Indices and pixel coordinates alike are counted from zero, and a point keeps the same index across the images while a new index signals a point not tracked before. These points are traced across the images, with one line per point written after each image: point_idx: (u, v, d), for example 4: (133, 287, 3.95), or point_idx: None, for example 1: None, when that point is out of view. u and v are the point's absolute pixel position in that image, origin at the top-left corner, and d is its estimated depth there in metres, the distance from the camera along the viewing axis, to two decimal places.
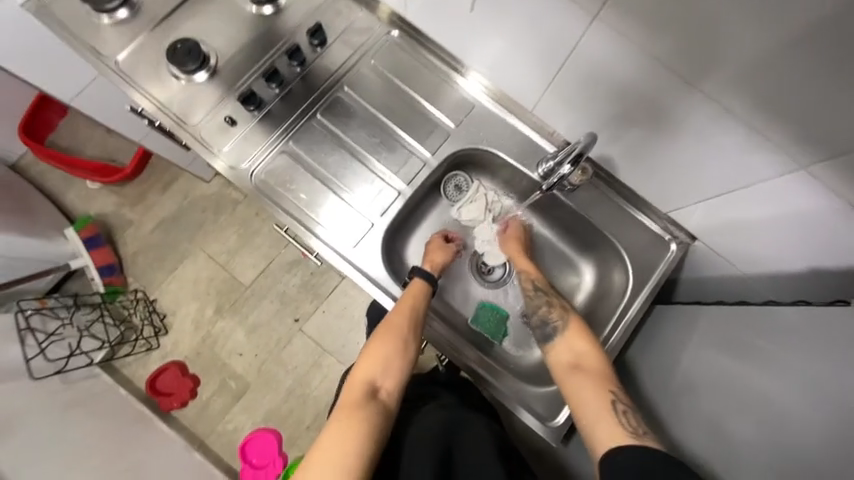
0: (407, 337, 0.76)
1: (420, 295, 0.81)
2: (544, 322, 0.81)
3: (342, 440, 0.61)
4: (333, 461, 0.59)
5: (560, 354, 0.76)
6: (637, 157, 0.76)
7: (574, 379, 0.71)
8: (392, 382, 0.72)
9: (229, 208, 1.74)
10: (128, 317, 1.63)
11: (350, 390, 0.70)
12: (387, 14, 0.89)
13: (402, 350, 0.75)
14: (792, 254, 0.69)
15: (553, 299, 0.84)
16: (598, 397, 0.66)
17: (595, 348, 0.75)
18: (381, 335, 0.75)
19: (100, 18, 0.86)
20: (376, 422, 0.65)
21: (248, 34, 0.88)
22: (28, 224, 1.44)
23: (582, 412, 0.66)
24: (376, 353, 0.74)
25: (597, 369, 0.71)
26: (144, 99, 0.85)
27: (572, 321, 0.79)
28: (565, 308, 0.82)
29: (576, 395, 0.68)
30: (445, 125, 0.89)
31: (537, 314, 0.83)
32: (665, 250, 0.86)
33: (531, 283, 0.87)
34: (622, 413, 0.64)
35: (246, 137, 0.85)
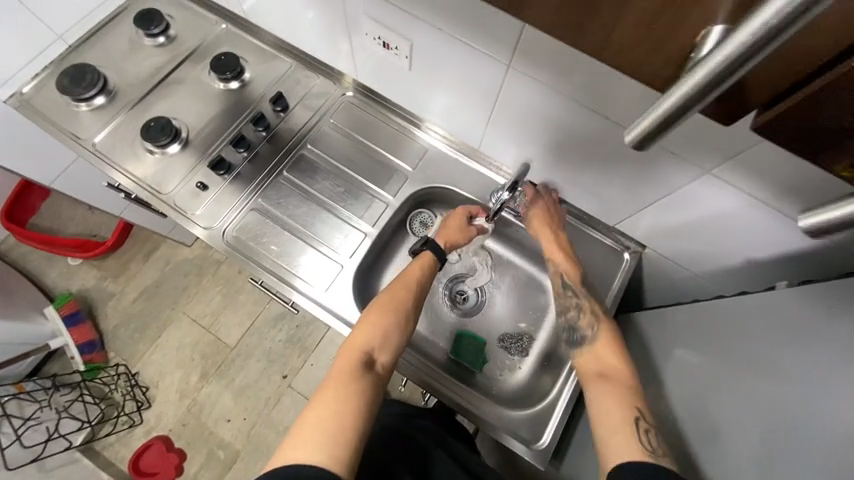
0: (407, 313, 0.79)
1: (426, 272, 0.84)
2: (571, 328, 0.80)
3: (336, 408, 0.64)
4: (326, 426, 0.62)
5: (588, 361, 0.75)
6: (575, 178, 0.83)
7: (600, 388, 0.70)
8: (388, 354, 0.75)
9: (211, 270, 1.76)
10: (109, 393, 1.58)
11: (346, 355, 0.72)
12: (350, 83, 0.99)
13: (402, 325, 0.77)
14: (726, 250, 0.74)
15: (587, 303, 0.81)
16: (621, 412, 0.65)
17: (623, 357, 0.73)
18: (383, 306, 0.77)
19: (79, 106, 0.95)
20: (369, 392, 0.68)
21: (215, 107, 0.97)
22: (6, 307, 1.44)
23: (601, 423, 0.66)
24: (377, 322, 0.75)
25: (624, 382, 0.70)
26: (121, 174, 0.91)
27: (602, 337, 0.76)
28: (604, 323, 0.78)
29: (599, 410, 0.67)
30: (403, 169, 0.97)
31: (568, 315, 0.82)
32: (621, 260, 0.91)
33: (559, 280, 0.84)
34: (643, 432, 0.63)
35: (217, 198, 0.91)
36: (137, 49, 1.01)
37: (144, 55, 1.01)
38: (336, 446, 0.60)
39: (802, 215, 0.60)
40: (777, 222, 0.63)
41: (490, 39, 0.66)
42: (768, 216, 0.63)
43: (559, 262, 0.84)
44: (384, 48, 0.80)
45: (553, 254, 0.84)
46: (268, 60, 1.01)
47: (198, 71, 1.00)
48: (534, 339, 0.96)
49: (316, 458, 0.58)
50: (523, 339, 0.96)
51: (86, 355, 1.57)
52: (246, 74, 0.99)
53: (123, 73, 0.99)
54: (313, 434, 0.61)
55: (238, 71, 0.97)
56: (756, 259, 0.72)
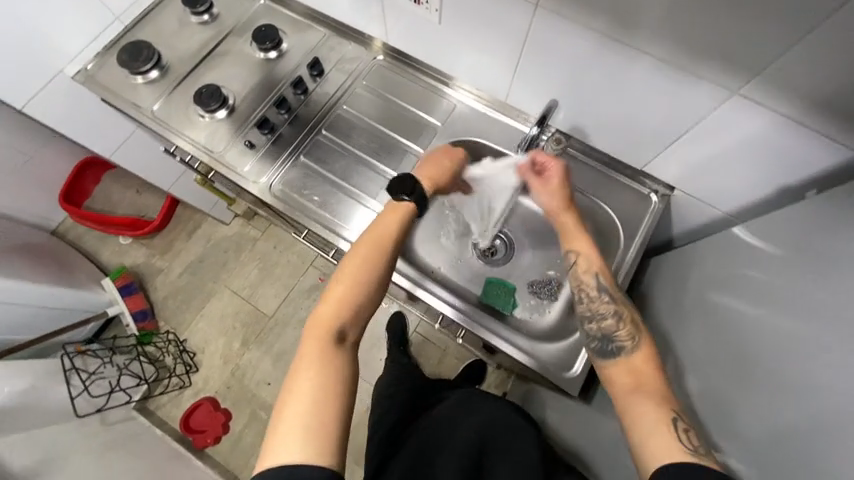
0: (378, 278, 0.72)
1: (395, 226, 0.76)
2: (604, 337, 0.69)
3: (315, 395, 0.59)
4: (308, 418, 0.57)
5: (615, 371, 0.66)
6: (602, 120, 0.86)
7: (635, 400, 0.61)
8: (360, 324, 0.69)
9: (248, 245, 1.87)
10: (160, 357, 1.71)
11: (315, 333, 0.66)
12: (379, 47, 1.05)
13: (371, 289, 0.71)
14: (756, 179, 0.76)
15: (622, 309, 0.71)
16: (657, 414, 0.58)
17: (653, 360, 0.65)
18: (347, 275, 0.70)
19: (136, 78, 1.04)
20: (347, 370, 0.63)
21: (257, 75, 1.05)
22: (69, 278, 1.58)
23: (634, 424, 0.59)
24: (343, 292, 0.69)
25: (656, 387, 0.62)
26: (177, 137, 1.00)
27: (643, 341, 0.67)
28: (635, 325, 0.69)
29: (636, 414, 0.59)
30: (433, 124, 1.02)
31: (597, 322, 0.71)
32: (648, 203, 0.94)
33: (593, 279, 0.73)
34: (682, 431, 0.57)
35: (263, 156, 0.98)
36: (185, 27, 1.10)
37: (191, 32, 1.10)
38: (325, 435, 0.56)
39: (831, 129, 0.61)
40: (807, 139, 0.65)
41: None
42: (797, 136, 0.65)
43: (580, 249, 0.76)
44: (415, 3, 0.85)
45: (571, 241, 0.78)
46: (303, 31, 1.08)
47: (240, 43, 1.08)
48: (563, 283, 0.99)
49: (303, 458, 0.53)
50: (551, 283, 1.00)
51: (140, 323, 1.70)
52: (283, 44, 1.06)
53: (174, 48, 1.08)
54: (296, 432, 0.55)
55: (276, 41, 1.04)
56: (786, 186, 0.73)
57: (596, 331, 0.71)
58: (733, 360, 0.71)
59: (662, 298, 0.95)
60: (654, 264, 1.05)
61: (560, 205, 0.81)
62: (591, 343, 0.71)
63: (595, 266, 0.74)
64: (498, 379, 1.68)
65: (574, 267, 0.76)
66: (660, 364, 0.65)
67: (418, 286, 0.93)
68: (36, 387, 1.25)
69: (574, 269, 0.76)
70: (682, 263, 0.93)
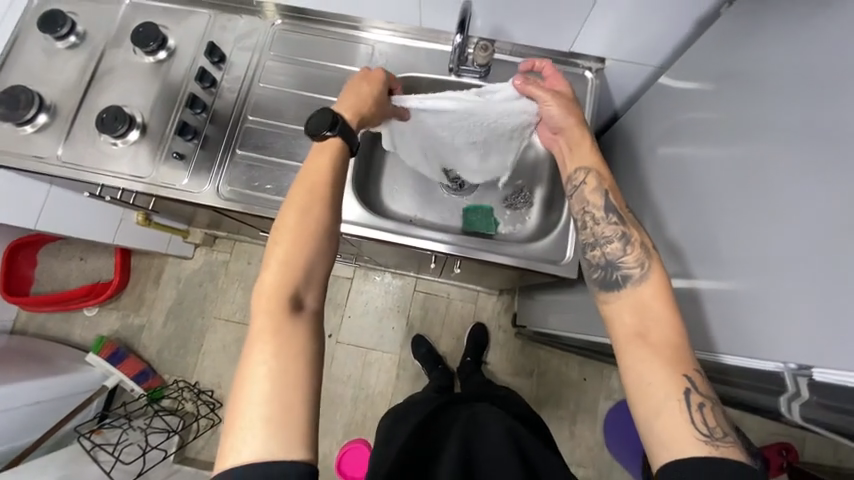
0: (325, 234, 0.63)
1: (335, 164, 0.67)
2: (609, 266, 0.64)
3: (276, 382, 0.53)
4: (272, 405, 0.51)
5: (620, 315, 0.60)
6: (518, 12, 0.85)
7: (634, 352, 0.55)
8: (319, 289, 0.62)
9: (221, 270, 1.80)
10: (180, 406, 1.66)
11: (265, 305, 0.58)
12: (274, 13, 0.98)
13: (324, 247, 0.63)
14: (674, 21, 0.78)
15: (635, 235, 0.64)
16: (666, 385, 0.52)
17: (667, 297, 0.58)
18: (294, 232, 0.61)
19: (24, 129, 0.93)
20: (308, 345, 0.56)
21: (155, 82, 0.96)
22: (50, 367, 1.49)
23: (643, 382, 0.54)
24: (292, 251, 0.61)
25: (667, 342, 0.55)
26: (97, 174, 0.91)
27: (654, 266, 0.61)
28: (643, 251, 0.62)
29: (640, 373, 0.54)
30: (357, 73, 0.97)
31: (602, 247, 0.66)
32: (585, 81, 0.95)
33: (601, 198, 0.67)
34: (698, 409, 0.51)
35: (198, 163, 0.92)
36: (55, 57, 0.98)
37: (63, 60, 0.98)
38: (290, 429, 0.50)
39: None
40: None
41: None
42: None
43: (588, 165, 0.71)
44: None
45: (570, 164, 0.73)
46: (185, 19, 0.99)
47: (123, 54, 0.98)
48: (534, 189, 1.04)
49: (261, 455, 0.48)
50: (523, 191, 1.04)
51: (144, 383, 1.64)
52: (169, 40, 0.97)
53: (51, 84, 0.97)
54: (256, 423, 0.50)
55: (161, 40, 0.94)
56: (702, 16, 0.76)
57: (599, 258, 0.66)
58: (681, 192, 0.76)
59: (624, 166, 0.99)
60: (607, 141, 1.09)
61: (573, 123, 0.73)
62: (594, 273, 0.66)
63: (604, 182, 0.68)
64: (505, 305, 1.75)
65: (580, 186, 0.70)
66: (673, 299, 0.58)
67: (399, 234, 0.93)
68: (66, 476, 1.20)
69: (581, 189, 0.70)
70: (632, 129, 0.97)
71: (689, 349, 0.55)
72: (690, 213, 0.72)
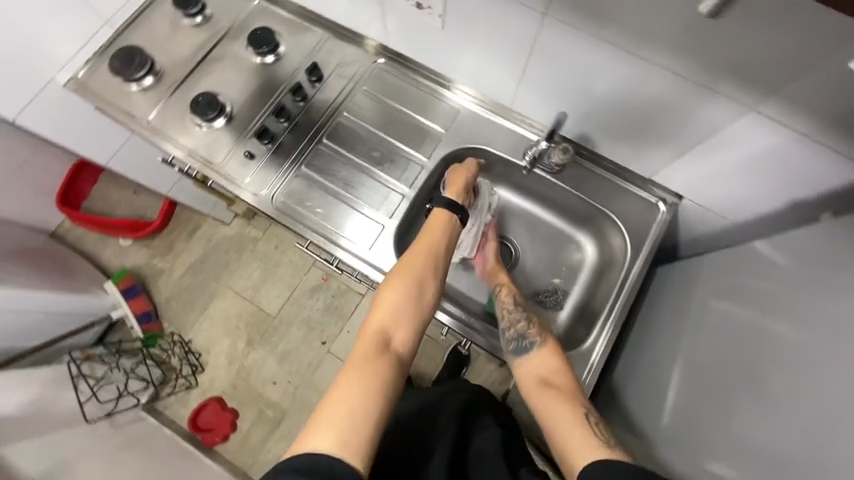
0: (419, 281, 0.76)
1: (443, 233, 0.83)
2: (520, 335, 0.79)
3: (361, 395, 0.59)
4: (347, 413, 0.56)
5: (526, 367, 0.74)
6: (608, 129, 0.84)
7: (546, 388, 0.68)
8: (405, 333, 0.70)
9: (250, 245, 1.86)
10: (167, 359, 1.71)
11: (364, 338, 0.68)
12: (374, 48, 1.03)
13: (416, 297, 0.74)
14: (768, 191, 0.75)
15: (533, 316, 0.83)
16: (566, 408, 0.63)
17: (561, 353, 0.75)
18: (397, 280, 0.75)
19: (130, 86, 1.02)
20: (389, 375, 0.62)
21: (255, 80, 1.02)
22: (71, 283, 1.59)
23: (551, 415, 0.64)
24: (395, 292, 0.73)
25: (566, 384, 0.69)
26: (172, 145, 0.98)
27: (551, 336, 0.78)
28: (544, 327, 0.80)
29: (545, 403, 0.66)
30: (436, 131, 1.00)
31: (513, 328, 0.81)
32: (655, 212, 0.92)
33: (510, 300, 0.87)
34: (594, 425, 0.61)
35: (264, 167, 0.97)
36: (177, 29, 1.06)
37: (183, 34, 1.06)
38: (359, 432, 0.55)
39: (846, 149, 0.60)
40: (819, 155, 0.63)
41: None
42: (812, 154, 0.64)
43: (504, 280, 0.91)
44: (418, 8, 0.83)
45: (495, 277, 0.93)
46: (301, 32, 1.05)
47: (236, 46, 1.05)
48: (568, 293, 1.01)
49: (329, 450, 0.52)
50: (557, 292, 1.02)
51: (145, 325, 1.71)
52: (280, 47, 1.03)
53: (167, 52, 1.05)
54: (332, 418, 0.56)
55: (273, 45, 1.01)
56: (797, 200, 0.72)
57: (512, 334, 0.81)
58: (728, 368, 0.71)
59: (668, 307, 0.94)
60: (658, 270, 1.05)
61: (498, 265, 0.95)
62: (509, 344, 0.80)
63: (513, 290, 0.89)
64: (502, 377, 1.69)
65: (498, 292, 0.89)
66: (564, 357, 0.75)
67: None
68: (44, 396, 1.28)
69: (499, 294, 0.89)
70: (687, 272, 0.93)
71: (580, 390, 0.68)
72: (735, 402, 0.68)
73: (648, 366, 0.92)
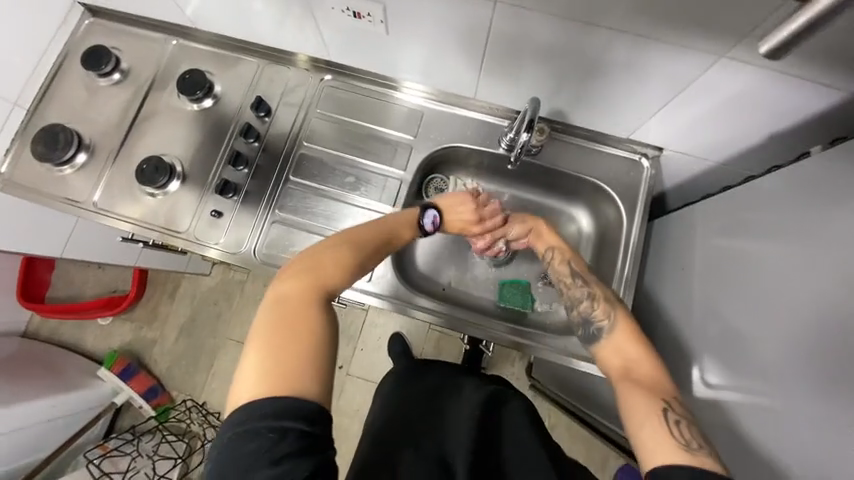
0: (373, 246, 0.72)
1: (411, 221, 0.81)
2: (586, 320, 0.77)
3: (292, 338, 0.53)
4: (289, 338, 0.53)
5: (607, 355, 0.71)
6: (581, 99, 0.82)
7: (625, 381, 0.64)
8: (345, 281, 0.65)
9: (238, 290, 1.78)
10: (187, 427, 1.64)
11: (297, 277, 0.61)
12: (306, 62, 0.96)
13: (367, 256, 0.70)
14: (748, 130, 0.75)
15: (596, 291, 0.79)
16: (648, 406, 0.60)
17: (637, 338, 0.70)
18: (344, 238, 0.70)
19: (63, 169, 0.91)
20: (327, 322, 0.57)
21: (198, 130, 0.94)
22: (62, 381, 1.49)
23: (628, 411, 0.61)
24: (346, 248, 0.68)
25: (648, 377, 0.64)
26: (126, 222, 0.90)
27: (619, 316, 0.73)
28: (610, 302, 0.76)
29: (628, 400, 0.62)
30: (404, 139, 0.94)
31: (576, 309, 0.80)
32: (641, 169, 0.91)
33: (567, 268, 0.85)
34: (674, 423, 0.58)
35: (235, 222, 0.90)
36: (96, 94, 0.95)
37: (104, 98, 0.95)
38: (285, 377, 0.50)
39: (823, 75, 0.60)
40: (795, 88, 0.63)
41: None
42: (788, 87, 0.64)
43: (552, 245, 0.89)
44: (357, 18, 0.77)
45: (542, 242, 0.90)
46: (233, 66, 0.96)
47: (167, 97, 0.95)
48: None
49: (260, 393, 0.49)
50: None
51: (153, 401, 1.63)
52: (216, 87, 0.95)
53: (93, 122, 0.94)
54: (260, 364, 0.51)
55: (207, 88, 0.92)
56: (781, 131, 0.72)
57: (578, 316, 0.79)
58: (749, 311, 0.72)
59: (673, 256, 0.94)
60: (653, 223, 1.05)
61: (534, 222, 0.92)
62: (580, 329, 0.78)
63: (567, 257, 0.86)
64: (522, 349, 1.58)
65: (551, 260, 0.88)
66: (643, 338, 0.70)
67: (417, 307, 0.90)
68: None
69: (552, 263, 0.87)
70: (683, 219, 0.94)
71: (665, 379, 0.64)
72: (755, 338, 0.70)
73: (665, 319, 0.93)
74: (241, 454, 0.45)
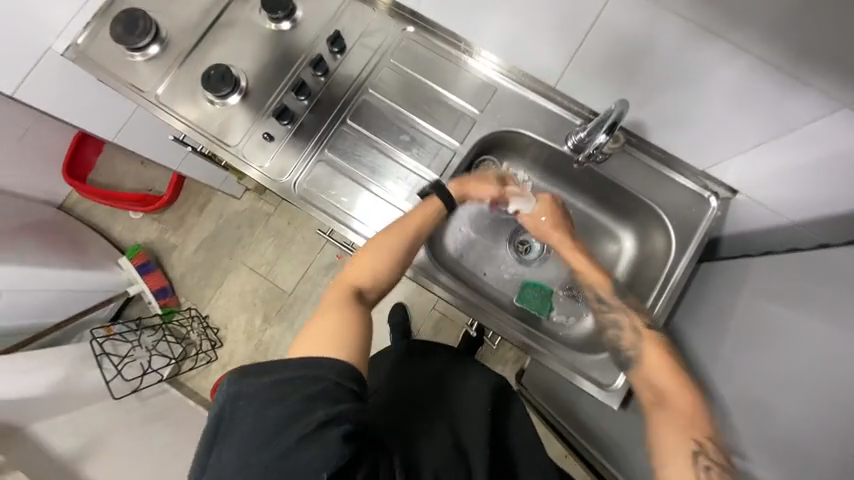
0: (406, 249, 0.78)
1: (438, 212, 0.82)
2: (618, 347, 0.80)
3: (335, 329, 0.64)
4: (330, 330, 0.64)
5: (641, 383, 0.74)
6: (668, 117, 0.76)
7: (659, 415, 0.68)
8: (378, 284, 0.75)
9: (263, 220, 1.81)
10: (187, 334, 1.71)
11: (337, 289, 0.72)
12: (386, 5, 0.92)
13: (396, 258, 0.76)
14: (840, 196, 0.68)
15: (628, 317, 0.81)
16: (680, 446, 0.63)
17: (672, 368, 0.73)
18: (376, 244, 0.76)
19: (134, 55, 0.92)
20: (362, 319, 0.67)
21: (270, 50, 0.92)
22: (86, 259, 1.57)
23: (658, 445, 0.65)
24: (375, 256, 0.76)
25: (684, 410, 0.67)
26: (181, 122, 0.91)
27: (647, 344, 0.76)
28: (639, 329, 0.79)
29: (658, 435, 0.66)
30: (469, 112, 0.91)
31: (609, 334, 0.83)
32: (705, 206, 0.86)
33: (593, 292, 0.87)
34: (704, 467, 0.61)
35: (283, 151, 0.90)
36: None
37: None
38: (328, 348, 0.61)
39: None
40: None
41: None
42: None
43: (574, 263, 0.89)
44: None
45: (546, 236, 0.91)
46: None
47: (248, 10, 0.94)
48: None
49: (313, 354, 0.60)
50: None
51: (162, 300, 1.71)
52: (297, 12, 0.92)
53: (172, 16, 0.94)
54: (311, 347, 0.62)
55: (289, 10, 0.90)
56: None
57: (610, 342, 0.82)
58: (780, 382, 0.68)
59: (711, 306, 0.89)
60: (699, 267, 1.00)
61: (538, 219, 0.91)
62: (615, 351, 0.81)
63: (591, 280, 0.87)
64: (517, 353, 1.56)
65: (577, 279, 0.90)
66: (679, 371, 0.72)
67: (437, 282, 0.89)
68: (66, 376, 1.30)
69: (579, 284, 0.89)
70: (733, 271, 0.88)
71: (703, 415, 0.67)
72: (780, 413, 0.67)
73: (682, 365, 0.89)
74: (270, 391, 0.55)
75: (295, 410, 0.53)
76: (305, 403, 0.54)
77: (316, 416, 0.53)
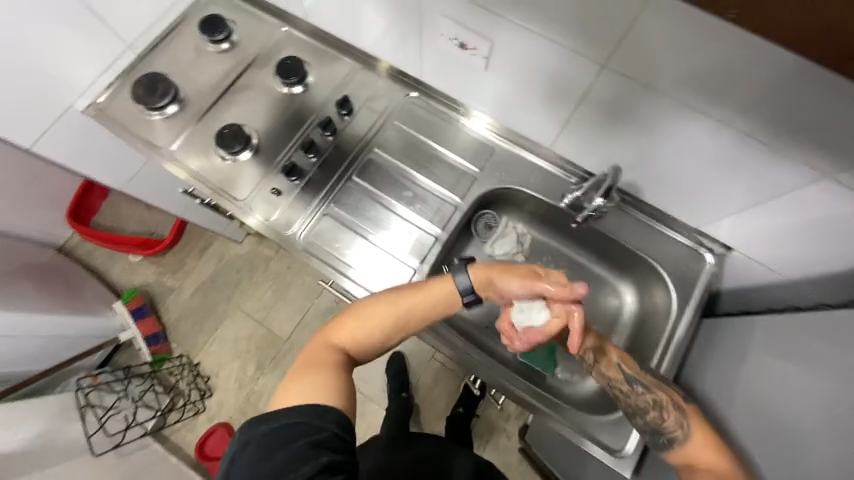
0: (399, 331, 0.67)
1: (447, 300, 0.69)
2: (655, 429, 0.69)
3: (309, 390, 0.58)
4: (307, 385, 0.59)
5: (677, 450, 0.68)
6: (659, 178, 0.80)
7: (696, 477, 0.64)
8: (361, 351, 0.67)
9: (263, 265, 1.81)
10: (175, 383, 1.66)
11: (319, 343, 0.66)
12: (387, 70, 0.99)
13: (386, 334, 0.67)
14: (832, 256, 0.70)
15: (664, 398, 0.70)
16: None
17: (711, 443, 0.67)
18: (368, 313, 0.67)
19: (153, 114, 0.98)
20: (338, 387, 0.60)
21: (282, 111, 0.98)
22: (80, 303, 1.55)
23: None
24: (364, 325, 0.67)
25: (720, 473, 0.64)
26: (192, 177, 0.94)
27: (692, 426, 0.68)
28: (675, 406, 0.70)
29: None
30: (470, 170, 0.95)
31: (642, 416, 0.71)
32: (701, 262, 0.87)
33: (624, 376, 0.71)
34: None
35: (290, 204, 0.92)
36: (202, 56, 1.02)
37: (209, 61, 1.02)
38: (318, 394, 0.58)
39: None
40: None
41: (585, 40, 0.64)
42: None
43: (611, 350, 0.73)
44: (460, 47, 0.79)
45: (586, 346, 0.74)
46: (331, 62, 1.01)
47: (263, 75, 1.01)
48: None
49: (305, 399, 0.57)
50: None
51: (153, 347, 1.66)
52: (309, 77, 0.99)
53: (192, 80, 1.01)
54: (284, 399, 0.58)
55: (302, 76, 0.97)
56: None
57: (644, 424, 0.71)
58: (795, 447, 0.66)
59: (716, 363, 0.89)
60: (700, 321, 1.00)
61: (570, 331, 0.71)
62: (646, 433, 0.71)
63: (619, 360, 0.73)
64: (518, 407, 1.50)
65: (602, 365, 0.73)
66: (717, 440, 0.68)
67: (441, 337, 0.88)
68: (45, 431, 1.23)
69: (600, 368, 0.74)
70: (735, 327, 0.88)
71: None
72: None
73: None
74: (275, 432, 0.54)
75: (298, 454, 0.52)
76: (308, 449, 0.53)
77: (320, 461, 0.52)
